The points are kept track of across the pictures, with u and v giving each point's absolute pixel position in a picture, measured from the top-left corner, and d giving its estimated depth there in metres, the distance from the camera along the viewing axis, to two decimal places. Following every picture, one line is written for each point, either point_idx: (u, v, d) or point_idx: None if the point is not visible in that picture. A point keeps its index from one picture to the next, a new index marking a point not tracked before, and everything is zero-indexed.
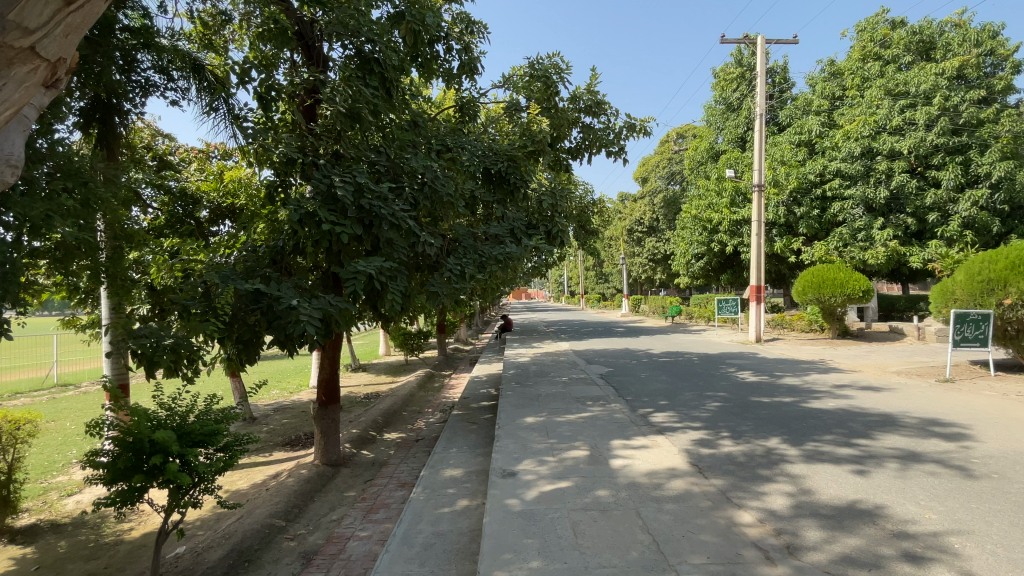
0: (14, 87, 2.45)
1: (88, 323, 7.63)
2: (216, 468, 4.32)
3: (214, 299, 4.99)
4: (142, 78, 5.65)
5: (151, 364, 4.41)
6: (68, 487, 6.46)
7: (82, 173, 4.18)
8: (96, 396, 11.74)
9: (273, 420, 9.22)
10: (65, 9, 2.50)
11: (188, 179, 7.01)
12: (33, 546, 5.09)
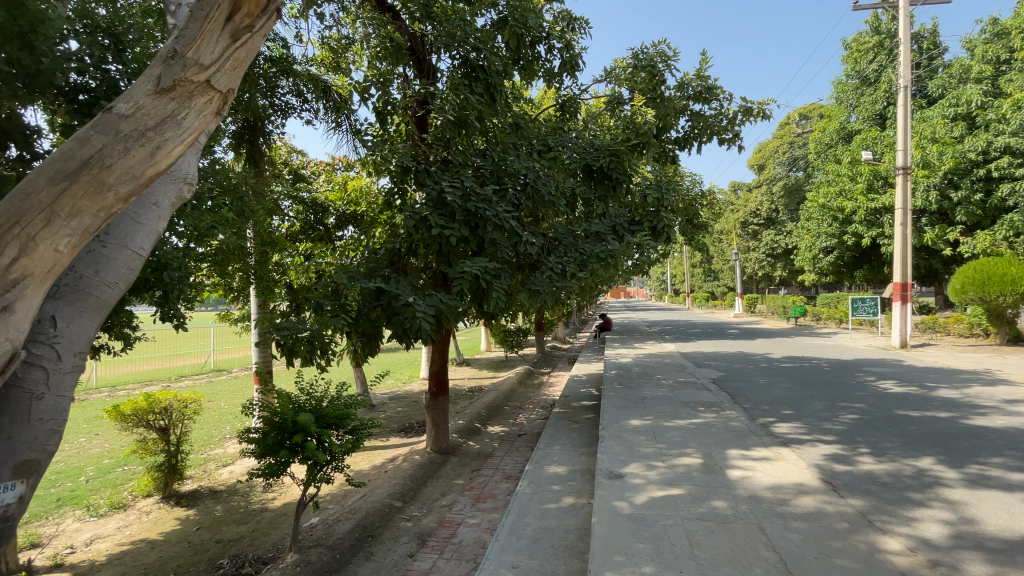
0: (194, 117, 2.30)
1: (241, 317, 8.83)
2: (346, 448, 4.80)
3: (343, 297, 5.52)
4: (282, 102, 6.42)
5: (292, 353, 4.95)
6: (223, 460, 7.55)
7: (237, 189, 4.83)
8: (244, 381, 13.57)
9: (389, 408, 10.00)
10: (233, 45, 2.40)
11: (319, 190, 7.83)
12: (196, 509, 6.00)
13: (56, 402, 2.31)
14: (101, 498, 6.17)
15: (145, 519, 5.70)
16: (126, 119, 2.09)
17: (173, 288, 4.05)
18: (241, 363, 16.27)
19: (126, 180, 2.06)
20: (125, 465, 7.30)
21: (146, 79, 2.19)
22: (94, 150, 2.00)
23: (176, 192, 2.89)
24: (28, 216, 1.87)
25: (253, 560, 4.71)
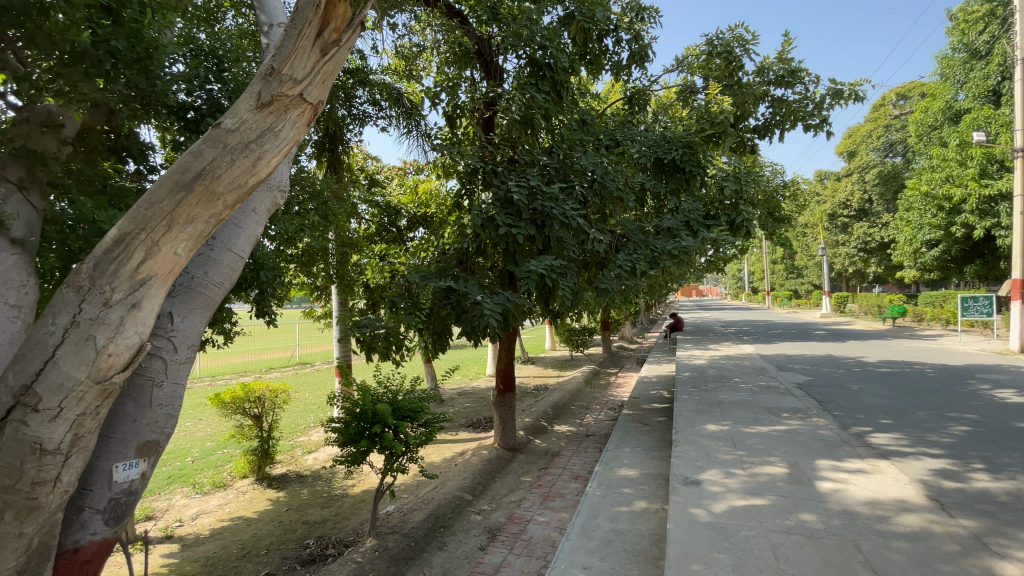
0: (288, 131, 2.35)
1: (323, 314, 9.42)
2: (421, 440, 5.00)
3: (416, 295, 5.72)
4: (359, 111, 6.76)
5: (370, 348, 5.23)
6: (308, 447, 8.12)
7: (321, 194, 5.15)
8: (325, 374, 14.50)
9: (458, 403, 10.28)
10: (323, 58, 2.37)
11: (392, 193, 8.19)
12: (285, 491, 6.49)
13: (172, 389, 2.58)
14: (205, 477, 6.85)
15: (242, 498, 6.25)
16: (232, 134, 2.21)
17: (266, 287, 4.40)
18: (322, 357, 17.40)
19: (231, 191, 2.21)
20: (225, 447, 8.06)
21: (248, 95, 2.28)
22: (206, 163, 2.15)
23: (272, 199, 3.13)
24: (152, 224, 2.07)
25: (336, 542, 5.04)
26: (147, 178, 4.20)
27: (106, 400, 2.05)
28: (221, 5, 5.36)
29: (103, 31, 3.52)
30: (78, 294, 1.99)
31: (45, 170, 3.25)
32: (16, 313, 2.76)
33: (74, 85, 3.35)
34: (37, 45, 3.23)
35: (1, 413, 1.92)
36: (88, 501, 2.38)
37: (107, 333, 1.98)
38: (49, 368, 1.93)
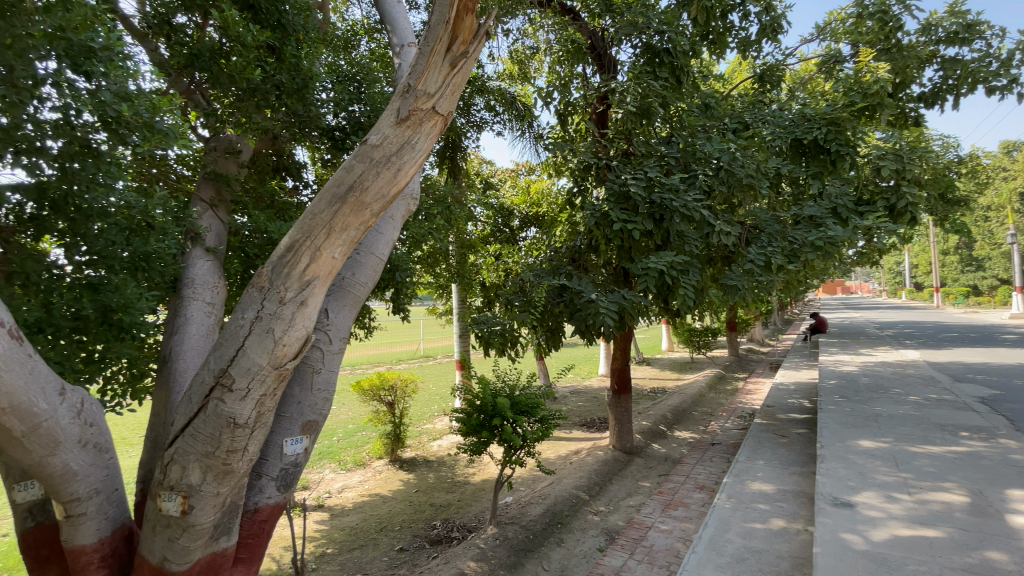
0: (422, 142, 2.54)
1: (445, 311, 10.04)
2: (538, 435, 5.11)
3: (531, 293, 5.78)
4: (476, 118, 7.05)
5: (488, 344, 5.42)
6: (433, 434, 8.73)
7: (444, 200, 5.45)
8: (446, 367, 15.46)
9: (572, 402, 10.29)
10: (452, 71, 2.50)
11: (506, 195, 8.44)
12: (414, 473, 7.06)
13: (328, 375, 2.94)
14: (348, 455, 7.71)
15: (378, 477, 6.93)
16: (376, 149, 2.44)
17: (401, 286, 4.82)
18: (443, 351, 18.56)
19: (377, 200, 2.45)
20: (363, 429, 8.99)
21: (389, 113, 2.50)
22: (356, 177, 2.41)
23: (405, 206, 3.41)
24: (315, 232, 2.38)
25: (460, 526, 5.36)
26: (301, 192, 4.82)
27: (281, 382, 2.38)
28: (357, 33, 5.96)
29: (269, 68, 4.09)
30: (261, 293, 2.36)
31: (230, 190, 3.91)
32: (212, 309, 3.38)
33: (249, 117, 3.95)
34: (222, 84, 3.86)
35: (206, 391, 2.33)
36: (265, 470, 2.80)
37: (282, 325, 2.32)
38: (240, 354, 2.30)
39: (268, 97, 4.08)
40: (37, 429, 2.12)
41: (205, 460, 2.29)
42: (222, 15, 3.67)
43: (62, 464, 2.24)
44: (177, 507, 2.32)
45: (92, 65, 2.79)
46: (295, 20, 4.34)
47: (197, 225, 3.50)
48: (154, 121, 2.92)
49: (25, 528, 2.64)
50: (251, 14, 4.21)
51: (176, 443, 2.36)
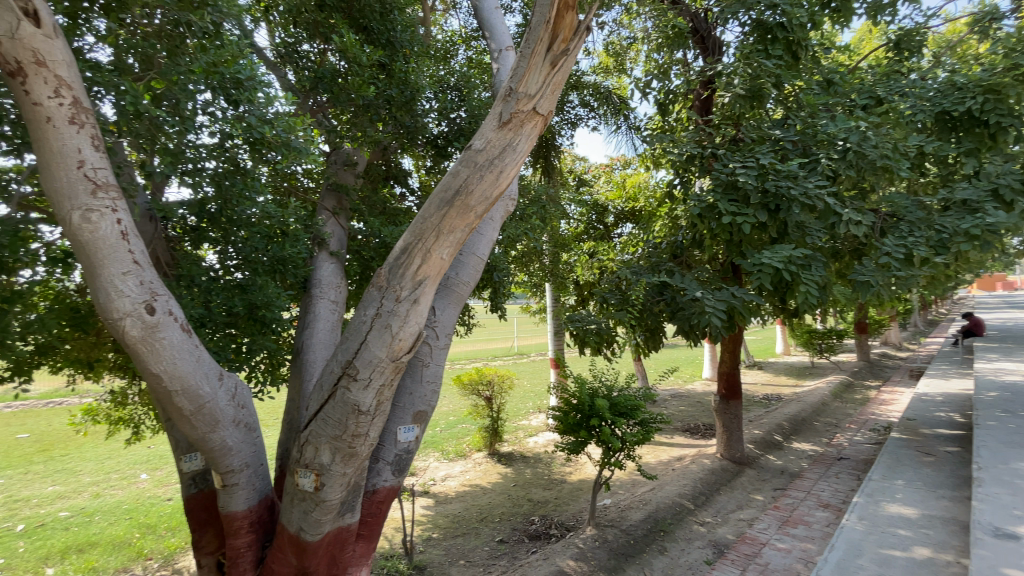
0: (524, 143, 2.58)
1: (540, 309, 10.13)
2: (639, 438, 4.97)
3: (629, 291, 5.59)
4: (571, 115, 6.98)
5: (583, 344, 5.27)
6: (529, 430, 8.86)
7: (540, 199, 5.48)
8: (541, 365, 15.61)
9: (673, 405, 9.84)
10: (553, 70, 2.51)
11: (600, 191, 8.32)
12: (512, 468, 7.22)
13: (436, 369, 3.12)
14: (450, 445, 8.10)
15: (478, 468, 7.19)
16: (480, 153, 2.53)
17: (499, 285, 4.96)
18: (538, 348, 18.73)
19: (482, 203, 2.54)
20: (463, 422, 9.38)
21: (492, 117, 2.58)
22: (462, 181, 2.52)
23: (505, 206, 3.50)
24: (426, 235, 2.53)
25: (558, 523, 5.39)
26: (407, 199, 5.12)
27: (397, 374, 2.57)
28: (455, 42, 6.23)
29: (382, 84, 4.41)
30: (380, 292, 2.56)
31: (349, 199, 4.30)
32: (336, 306, 3.75)
33: (364, 131, 4.29)
34: (341, 102, 4.26)
35: (335, 380, 2.58)
36: (381, 455, 3.04)
37: (398, 322, 2.51)
38: (363, 348, 2.52)
39: (379, 111, 4.40)
40: (202, 409, 2.49)
41: (334, 443, 2.54)
42: (342, 39, 4.04)
43: (220, 440, 2.62)
44: (311, 484, 2.60)
45: (242, 94, 3.21)
46: (402, 36, 4.64)
47: (322, 232, 3.90)
48: (290, 140, 3.32)
49: (191, 493, 3.10)
50: (365, 35, 4.59)
51: (309, 427, 2.64)
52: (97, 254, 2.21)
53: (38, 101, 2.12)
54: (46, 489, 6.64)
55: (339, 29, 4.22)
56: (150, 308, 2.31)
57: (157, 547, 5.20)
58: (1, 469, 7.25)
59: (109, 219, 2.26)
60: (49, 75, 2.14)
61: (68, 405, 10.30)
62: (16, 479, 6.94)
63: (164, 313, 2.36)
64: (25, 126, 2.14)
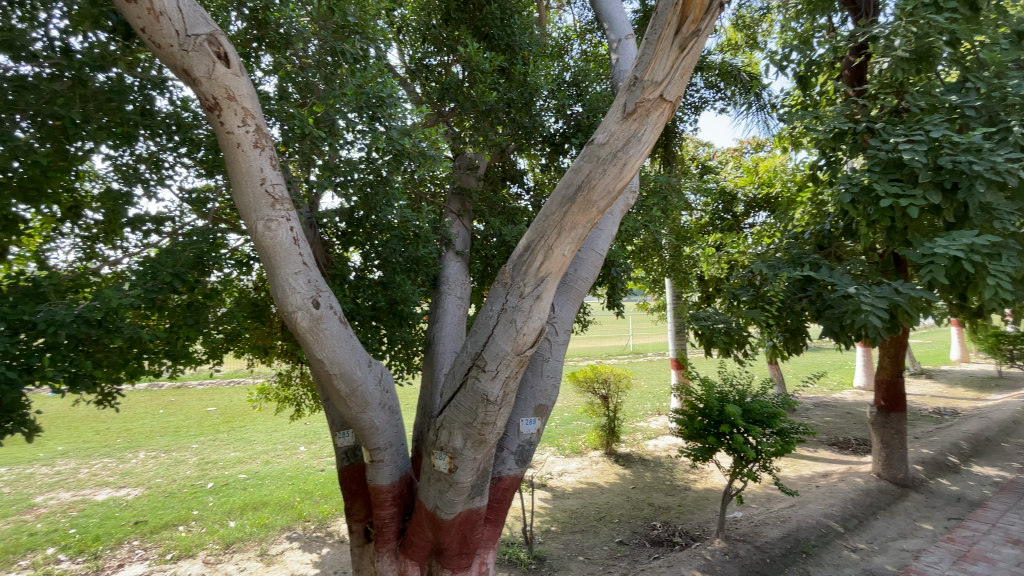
0: (651, 133, 2.51)
1: (658, 306, 9.73)
2: (778, 449, 4.56)
3: (763, 287, 5.09)
4: (695, 99, 6.52)
5: (711, 344, 4.91)
6: (648, 432, 8.56)
7: (660, 190, 5.25)
8: (659, 365, 14.98)
9: (814, 415, 8.82)
10: (682, 54, 2.40)
11: (727, 178, 7.78)
12: (630, 469, 7.04)
13: (555, 364, 3.16)
14: (566, 441, 8.15)
15: (595, 467, 7.14)
16: (603, 147, 2.51)
17: (617, 281, 4.85)
18: (654, 348, 18.03)
19: (604, 197, 2.52)
20: (578, 419, 9.37)
21: (615, 108, 2.53)
22: (584, 177, 2.51)
23: (626, 200, 3.44)
24: (548, 231, 2.57)
25: (682, 532, 5.16)
26: (522, 197, 5.18)
27: (522, 367, 2.66)
28: (569, 38, 6.22)
29: (503, 88, 4.56)
30: (505, 288, 2.66)
31: (471, 201, 4.55)
32: (461, 302, 4.00)
33: (485, 135, 4.49)
34: (466, 109, 4.49)
35: (465, 371, 2.73)
36: (505, 445, 3.17)
37: (523, 317, 2.59)
38: (490, 340, 2.64)
39: (499, 114, 4.53)
40: (355, 391, 2.81)
41: (465, 429, 2.70)
42: (467, 49, 4.26)
43: (369, 420, 2.93)
44: (445, 465, 2.79)
45: (384, 110, 3.53)
46: (521, 39, 4.77)
47: (449, 232, 4.16)
48: (426, 149, 3.61)
49: (343, 465, 3.51)
50: (487, 42, 4.78)
51: (442, 413, 2.83)
52: (275, 256, 2.60)
53: (231, 130, 2.52)
54: (231, 454, 8.02)
55: (464, 39, 4.45)
56: (315, 302, 2.66)
57: (313, 511, 5.99)
58: (199, 435, 8.91)
59: (284, 227, 2.64)
60: (238, 107, 2.51)
61: (245, 385, 12.32)
62: (210, 443, 8.47)
63: (326, 307, 2.71)
64: (222, 151, 2.56)
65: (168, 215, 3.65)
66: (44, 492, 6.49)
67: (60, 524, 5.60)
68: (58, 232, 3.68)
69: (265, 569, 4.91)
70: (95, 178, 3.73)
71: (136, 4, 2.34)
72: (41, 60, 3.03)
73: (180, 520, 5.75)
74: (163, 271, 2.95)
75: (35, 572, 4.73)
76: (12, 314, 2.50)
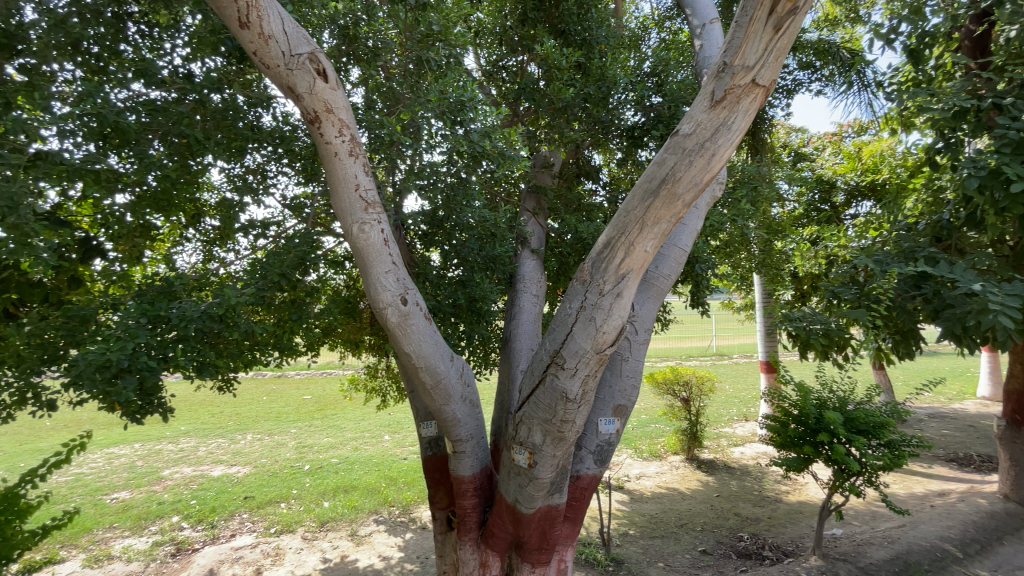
0: (741, 120, 2.39)
1: (745, 305, 9.16)
2: (887, 463, 4.17)
3: (869, 284, 4.59)
4: (787, 81, 6.02)
5: (807, 347, 4.45)
6: (734, 439, 8.10)
7: (749, 181, 4.91)
8: (745, 368, 14.10)
9: (930, 427, 7.88)
10: (777, 34, 2.24)
11: (824, 165, 7.19)
12: (714, 477, 6.71)
13: (635, 364, 3.10)
14: (644, 444, 7.92)
15: (676, 472, 6.88)
16: (689, 138, 2.41)
17: (700, 279, 4.62)
18: (740, 349, 17.00)
19: (690, 189, 2.43)
20: (657, 422, 9.08)
21: (702, 97, 2.42)
22: (668, 169, 2.43)
23: (713, 193, 3.32)
24: (629, 227, 2.52)
25: (773, 546, 4.86)
26: (598, 194, 5.09)
27: (601, 366, 2.63)
28: (647, 27, 6.02)
29: (580, 84, 4.51)
30: (583, 285, 2.64)
31: (547, 199, 4.57)
32: (537, 300, 4.05)
33: (561, 132, 4.48)
34: (542, 107, 4.50)
35: (543, 368, 2.74)
36: (584, 443, 3.16)
37: (603, 314, 2.55)
38: (569, 338, 2.62)
39: (575, 111, 4.49)
40: (439, 384, 2.93)
41: (544, 425, 2.72)
42: (544, 48, 4.28)
43: (452, 412, 3.05)
44: (525, 460, 2.83)
45: (464, 114, 3.63)
46: (598, 33, 4.68)
47: (525, 231, 4.21)
48: (505, 149, 3.67)
49: (427, 455, 3.68)
50: (564, 39, 4.75)
51: (521, 409, 2.86)
52: (368, 256, 2.78)
53: (329, 141, 2.72)
54: (324, 439, 8.68)
55: (541, 38, 4.46)
56: (403, 298, 2.81)
57: (397, 498, 6.32)
58: (297, 421, 9.73)
59: (375, 229, 2.82)
60: (335, 119, 2.71)
61: (336, 377, 13.26)
62: (306, 429, 9.22)
63: (413, 303, 2.85)
64: (321, 160, 2.77)
65: (272, 220, 4.01)
66: (171, 466, 7.41)
67: (184, 495, 6.37)
68: (184, 237, 4.17)
69: (355, 549, 5.27)
70: (212, 188, 4.18)
71: (248, 29, 2.54)
72: (169, 85, 3.44)
73: (282, 498, 6.33)
74: (271, 272, 3.25)
75: (165, 535, 5.42)
76: (151, 310, 2.88)
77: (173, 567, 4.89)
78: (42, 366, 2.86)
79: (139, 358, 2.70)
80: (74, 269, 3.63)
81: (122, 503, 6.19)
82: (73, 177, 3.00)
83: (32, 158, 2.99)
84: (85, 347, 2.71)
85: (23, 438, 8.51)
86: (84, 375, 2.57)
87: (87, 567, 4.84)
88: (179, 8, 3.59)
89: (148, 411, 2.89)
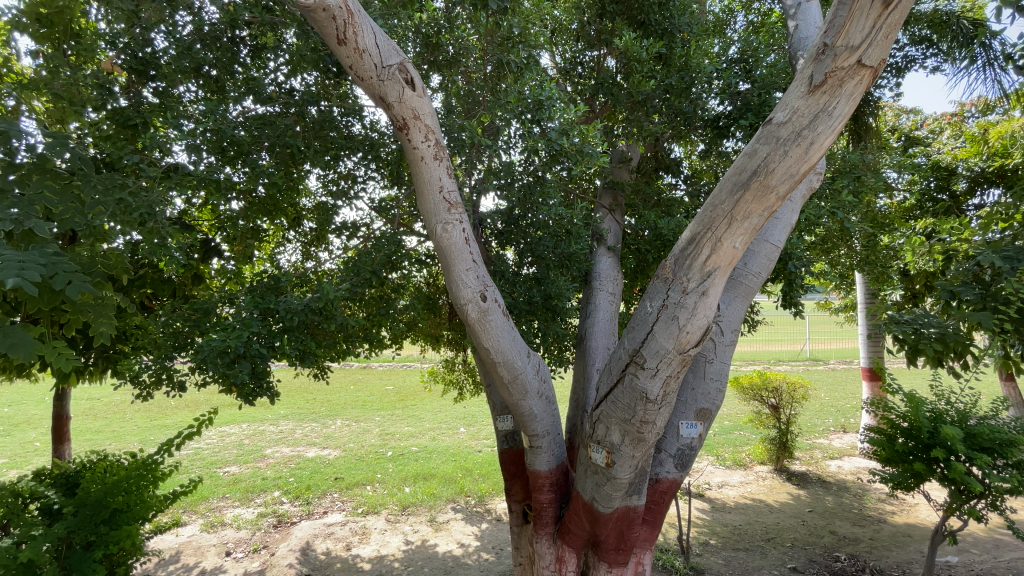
0: (844, 104, 2.22)
1: (844, 306, 8.39)
2: (1016, 486, 3.69)
3: (996, 284, 4.01)
4: (898, 58, 5.41)
5: (915, 353, 3.94)
6: (830, 451, 7.47)
7: (852, 168, 4.46)
8: (844, 375, 12.92)
9: None
10: (887, 9, 2.04)
11: (941, 150, 6.42)
12: (807, 491, 6.23)
13: (720, 366, 2.98)
14: (727, 452, 7.50)
15: (762, 483, 6.47)
16: (783, 127, 2.26)
17: (794, 277, 4.28)
18: (837, 355, 15.59)
19: (785, 181, 2.29)
20: (741, 429, 8.58)
21: (799, 82, 2.27)
22: (760, 161, 2.30)
23: (808, 184, 3.14)
24: (717, 223, 2.41)
25: (875, 569, 4.49)
26: (678, 187, 4.82)
27: (684, 366, 2.55)
28: (732, 10, 5.67)
29: (661, 75, 4.32)
30: (665, 284, 2.57)
31: (623, 195, 4.50)
32: (613, 298, 4.04)
33: (640, 126, 4.38)
34: (620, 101, 4.40)
35: (622, 367, 2.69)
36: (664, 446, 3.10)
37: (686, 314, 2.47)
38: (649, 338, 2.55)
39: (655, 103, 4.34)
40: (516, 379, 2.99)
41: (623, 425, 2.68)
42: (623, 41, 4.21)
43: (528, 407, 3.10)
44: (602, 460, 2.80)
45: (542, 113, 3.64)
46: (680, 21, 4.50)
47: (601, 228, 4.15)
48: (582, 146, 3.64)
49: (504, 448, 3.75)
50: (643, 30, 4.62)
51: (598, 407, 2.84)
52: (450, 254, 2.90)
53: (416, 146, 2.87)
54: (405, 428, 9.13)
55: (620, 31, 4.37)
56: (482, 295, 2.91)
57: (473, 488, 6.52)
58: (380, 410, 10.34)
59: (457, 228, 2.94)
60: (422, 124, 2.86)
61: (416, 370, 13.89)
62: (388, 418, 9.76)
63: (492, 300, 2.94)
64: (408, 164, 2.93)
65: (361, 222, 4.29)
66: (272, 446, 8.17)
67: (283, 473, 7.00)
68: (285, 238, 4.58)
69: (434, 534, 5.52)
70: (309, 193, 4.51)
71: (345, 45, 2.70)
72: (274, 101, 3.80)
73: (367, 481, 6.77)
74: (363, 269, 3.50)
75: (268, 508, 6.01)
76: (262, 303, 3.20)
77: (275, 537, 5.41)
78: (173, 352, 3.27)
79: (254, 346, 3.03)
80: (197, 267, 4.12)
81: (232, 476, 6.93)
82: (198, 185, 3.39)
83: (166, 170, 3.41)
84: (208, 335, 3.06)
85: (153, 415, 9.78)
86: (209, 359, 2.92)
87: (205, 531, 5.49)
88: (282, 29, 3.94)
89: (259, 393, 3.17)
